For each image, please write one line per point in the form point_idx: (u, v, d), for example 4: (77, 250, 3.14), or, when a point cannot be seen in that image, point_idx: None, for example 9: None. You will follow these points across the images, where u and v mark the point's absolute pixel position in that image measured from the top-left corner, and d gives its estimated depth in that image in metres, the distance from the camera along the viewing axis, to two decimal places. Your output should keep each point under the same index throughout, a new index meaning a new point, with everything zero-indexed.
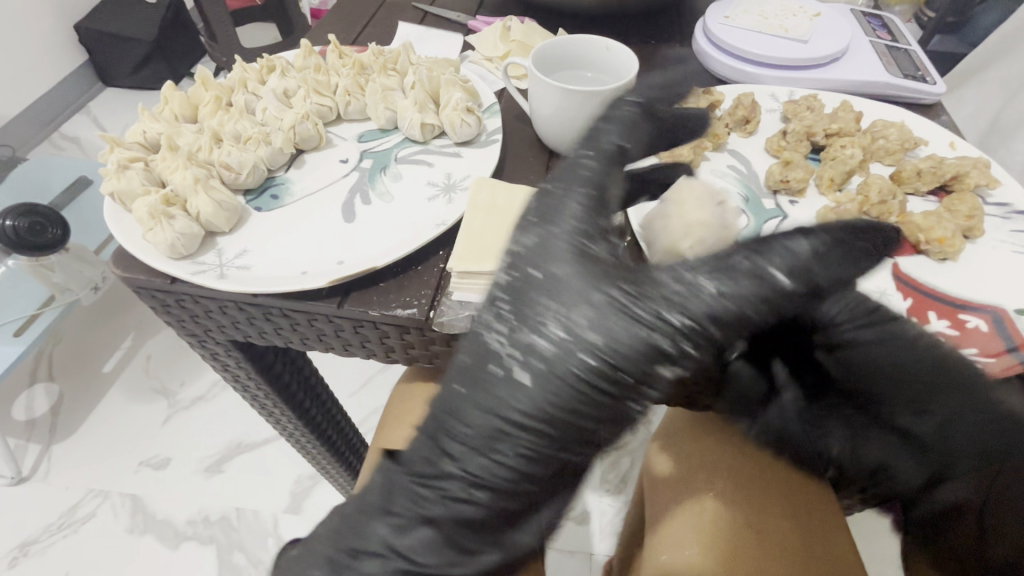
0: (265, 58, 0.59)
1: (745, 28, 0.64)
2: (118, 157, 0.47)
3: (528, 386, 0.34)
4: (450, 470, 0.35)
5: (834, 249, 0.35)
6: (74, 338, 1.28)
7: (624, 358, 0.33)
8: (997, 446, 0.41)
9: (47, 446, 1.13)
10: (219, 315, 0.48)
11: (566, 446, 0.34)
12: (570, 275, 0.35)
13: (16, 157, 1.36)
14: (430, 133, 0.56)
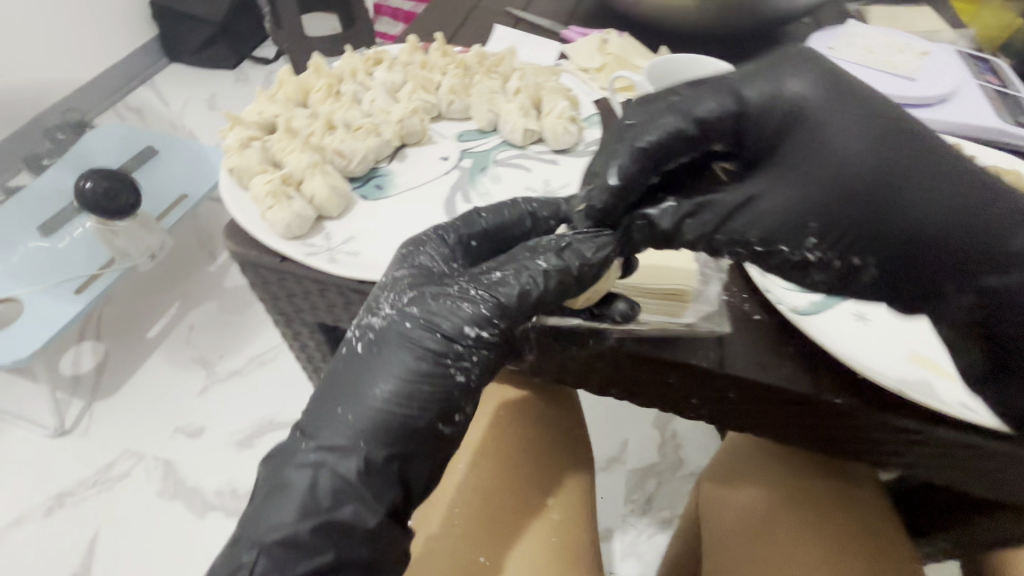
0: (373, 51, 0.61)
1: (851, 62, 0.63)
2: (239, 135, 0.49)
3: (369, 361, 0.40)
4: (327, 437, 0.39)
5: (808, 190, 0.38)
6: (122, 301, 1.28)
7: (436, 325, 0.39)
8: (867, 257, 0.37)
9: (89, 403, 1.13)
10: (317, 297, 0.49)
11: (418, 401, 0.39)
12: (401, 277, 0.42)
13: (85, 122, 1.40)
14: (530, 139, 0.57)
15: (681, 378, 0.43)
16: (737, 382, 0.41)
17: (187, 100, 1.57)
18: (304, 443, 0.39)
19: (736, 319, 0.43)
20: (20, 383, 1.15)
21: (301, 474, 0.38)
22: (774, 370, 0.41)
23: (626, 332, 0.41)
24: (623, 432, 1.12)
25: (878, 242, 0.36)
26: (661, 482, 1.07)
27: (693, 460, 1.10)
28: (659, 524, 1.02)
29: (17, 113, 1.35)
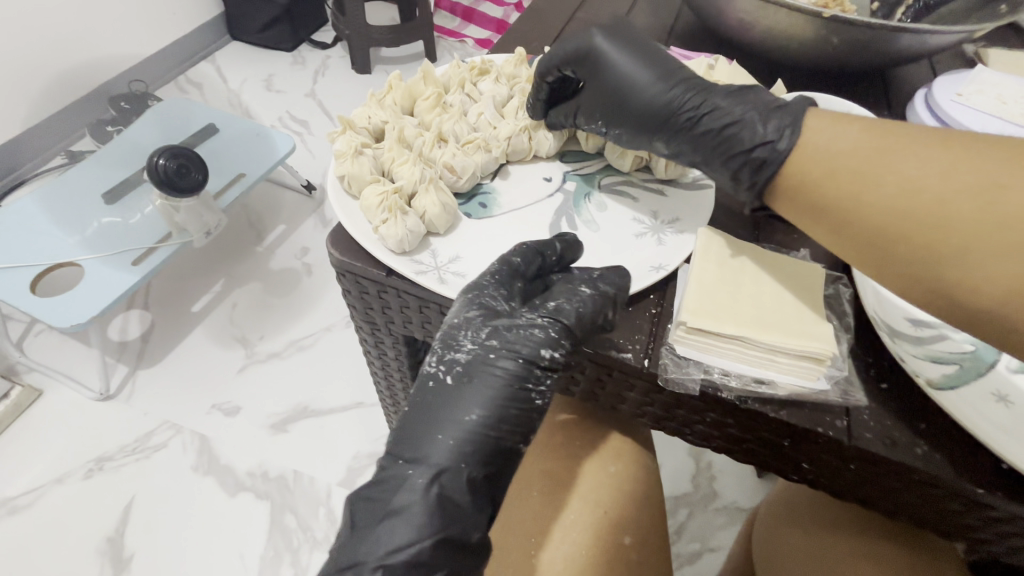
0: (478, 60, 0.59)
1: (981, 110, 0.59)
2: (350, 141, 0.48)
3: (461, 393, 0.41)
4: (422, 462, 0.40)
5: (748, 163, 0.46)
6: (174, 274, 1.26)
7: (522, 352, 0.41)
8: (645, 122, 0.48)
9: (134, 370, 1.12)
10: (413, 312, 0.48)
11: (503, 422, 0.40)
12: (472, 311, 0.42)
13: (151, 95, 1.42)
14: (637, 166, 0.54)
15: (799, 443, 0.40)
16: (863, 457, 0.39)
17: (245, 80, 1.57)
18: (404, 465, 0.40)
19: (866, 388, 0.40)
20: (70, 343, 1.15)
21: (402, 495, 0.39)
22: (908, 449, 0.38)
23: (747, 392, 0.39)
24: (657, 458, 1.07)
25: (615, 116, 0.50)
26: (692, 513, 1.02)
27: (727, 494, 1.04)
28: (688, 555, 0.97)
29: (88, 79, 1.37)
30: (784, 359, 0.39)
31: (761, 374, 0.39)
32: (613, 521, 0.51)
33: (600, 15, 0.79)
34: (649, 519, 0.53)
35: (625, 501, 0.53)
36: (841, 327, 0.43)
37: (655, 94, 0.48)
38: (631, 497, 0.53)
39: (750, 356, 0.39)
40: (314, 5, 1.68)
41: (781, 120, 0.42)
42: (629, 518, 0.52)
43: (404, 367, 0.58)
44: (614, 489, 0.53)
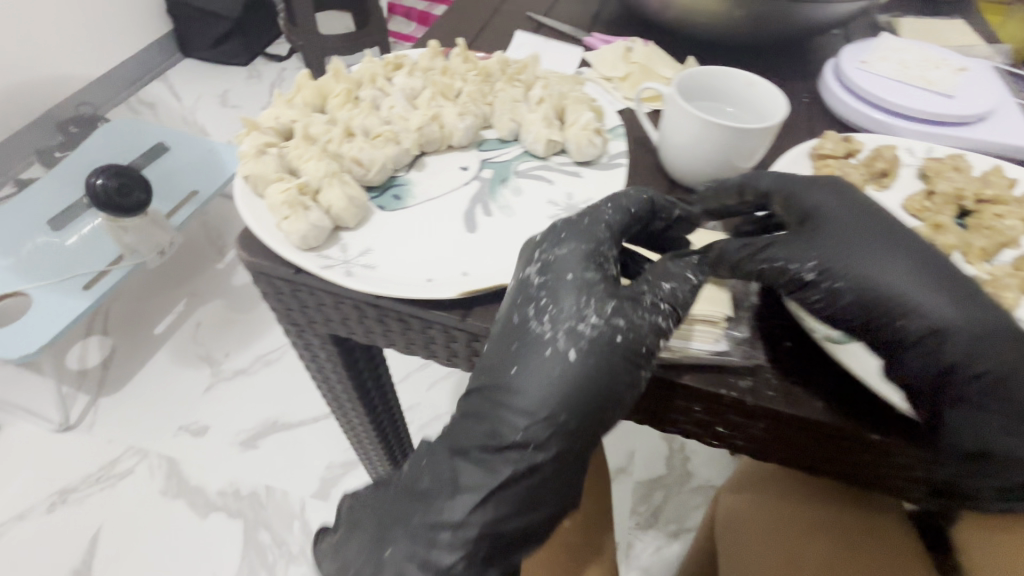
0: (393, 55, 0.59)
1: (886, 76, 0.61)
2: (255, 141, 0.48)
3: (570, 363, 0.37)
4: (505, 433, 0.37)
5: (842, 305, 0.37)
6: (132, 297, 1.23)
7: (638, 336, 0.37)
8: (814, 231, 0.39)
9: (95, 399, 1.09)
10: (331, 310, 0.47)
11: (605, 405, 0.37)
12: (592, 278, 0.39)
13: (100, 117, 1.38)
14: (553, 150, 0.55)
15: (710, 407, 0.41)
16: (770, 415, 0.39)
17: (199, 96, 1.54)
18: (488, 435, 0.38)
19: (770, 346, 0.41)
20: (24, 375, 1.10)
21: (488, 465, 0.38)
22: (810, 402, 0.39)
23: (650, 359, 0.40)
24: (631, 442, 1.07)
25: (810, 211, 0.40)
26: (668, 495, 1.02)
27: (701, 474, 1.05)
28: (666, 537, 0.97)
29: (32, 106, 1.33)
30: (687, 325, 0.40)
31: (664, 341, 0.40)
32: None
33: (532, 8, 0.80)
34: (584, 500, 0.55)
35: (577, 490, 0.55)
36: (748, 291, 0.44)
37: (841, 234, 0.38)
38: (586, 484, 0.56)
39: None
40: (266, 17, 1.64)
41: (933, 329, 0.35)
42: None
43: (339, 367, 0.58)
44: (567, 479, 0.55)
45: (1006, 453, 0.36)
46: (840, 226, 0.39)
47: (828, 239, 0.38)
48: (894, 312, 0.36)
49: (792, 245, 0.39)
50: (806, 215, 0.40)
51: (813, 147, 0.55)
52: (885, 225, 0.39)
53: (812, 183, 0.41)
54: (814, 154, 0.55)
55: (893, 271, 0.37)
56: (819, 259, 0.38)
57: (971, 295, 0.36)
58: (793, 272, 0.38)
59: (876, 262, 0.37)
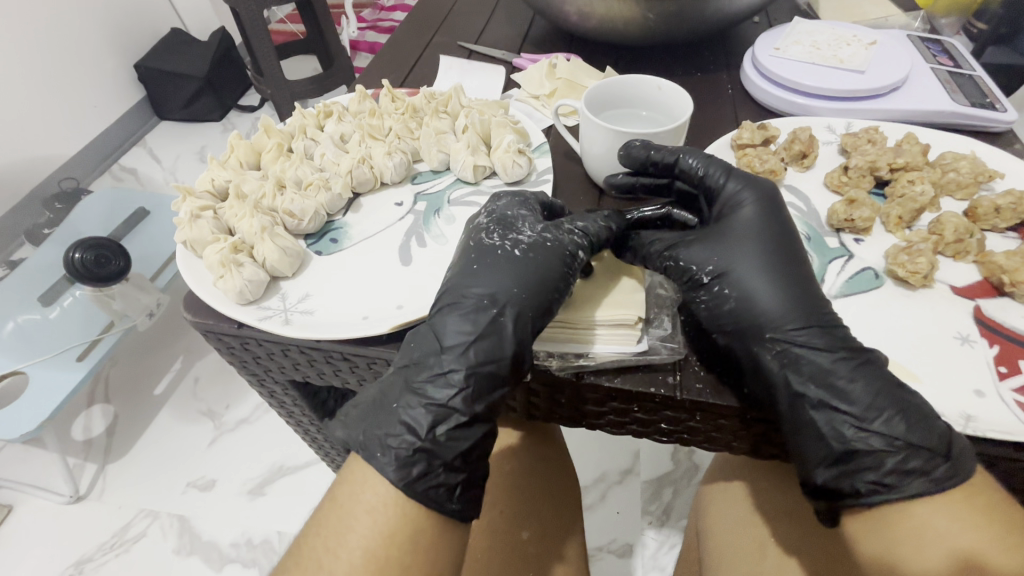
0: (322, 104, 0.62)
1: (798, 60, 0.63)
2: (191, 207, 0.50)
3: (517, 261, 0.43)
4: (461, 315, 0.41)
5: (723, 307, 0.41)
6: (131, 361, 1.19)
7: (563, 241, 0.43)
8: (723, 241, 0.43)
9: (103, 465, 1.05)
10: (281, 357, 0.49)
11: (549, 291, 0.41)
12: (527, 215, 0.46)
13: (82, 188, 1.38)
14: (482, 175, 0.56)
15: (644, 406, 0.42)
16: (700, 407, 0.41)
17: (178, 155, 1.55)
18: (446, 318, 0.41)
19: (695, 340, 0.43)
20: (31, 452, 1.08)
21: (449, 335, 0.40)
22: (735, 392, 0.40)
23: (573, 368, 0.41)
24: (634, 441, 1.00)
25: (725, 222, 0.44)
26: (677, 490, 0.95)
27: (708, 464, 0.99)
28: (680, 535, 0.91)
29: (17, 186, 1.32)
30: (608, 331, 0.42)
31: (582, 350, 0.42)
32: (508, 520, 0.53)
33: (468, 35, 0.82)
34: (547, 506, 0.57)
35: (547, 509, 0.56)
36: (674, 288, 0.46)
37: (748, 247, 0.42)
38: (557, 504, 0.57)
39: (563, 332, 0.42)
40: (235, 71, 1.66)
41: (798, 335, 0.39)
42: (525, 511, 0.55)
43: (304, 408, 0.60)
44: (538, 494, 0.57)
45: (865, 445, 0.37)
46: (752, 239, 0.43)
47: (736, 246, 0.42)
48: (771, 322, 0.40)
49: (702, 246, 0.43)
50: (730, 217, 0.45)
51: (732, 139, 0.57)
52: (788, 250, 0.43)
53: (748, 185, 0.45)
54: (733, 145, 0.56)
55: (775, 289, 0.41)
56: (719, 264, 0.42)
57: (834, 323, 0.40)
58: (692, 272, 0.42)
59: (758, 279, 0.41)
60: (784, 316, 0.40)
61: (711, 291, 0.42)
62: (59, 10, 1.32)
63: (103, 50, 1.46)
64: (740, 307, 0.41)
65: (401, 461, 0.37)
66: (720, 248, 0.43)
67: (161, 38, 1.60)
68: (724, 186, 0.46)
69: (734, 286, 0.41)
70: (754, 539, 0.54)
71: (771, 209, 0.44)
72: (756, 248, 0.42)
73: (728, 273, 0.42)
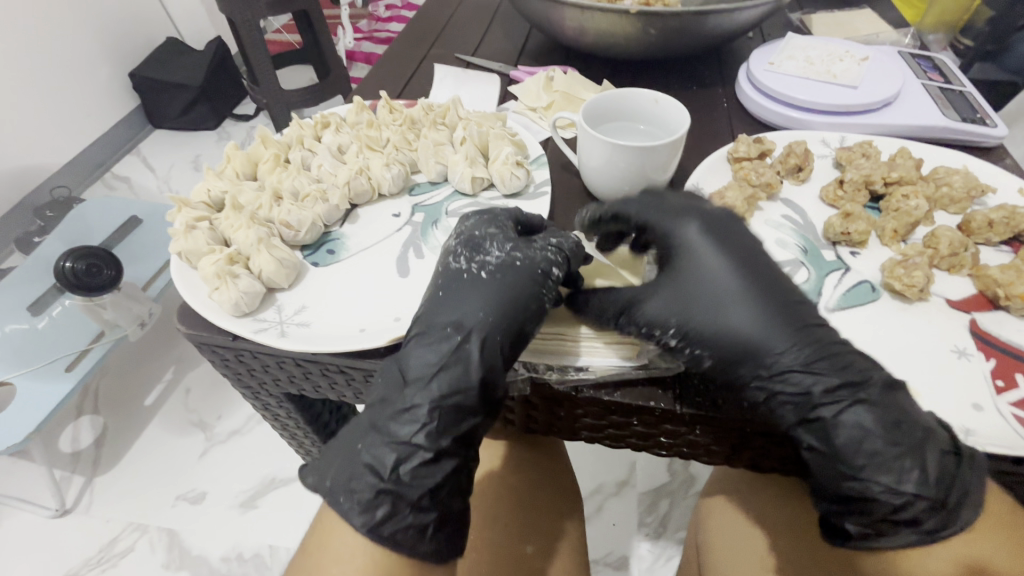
0: (320, 115, 0.62)
1: (792, 74, 0.64)
2: (186, 218, 0.50)
3: (484, 284, 0.42)
4: (426, 345, 0.40)
5: (704, 361, 0.40)
6: (121, 371, 1.17)
7: (530, 262, 0.43)
8: (682, 291, 0.41)
9: (90, 478, 1.03)
10: (276, 369, 0.48)
11: (520, 313, 0.41)
12: (493, 231, 0.45)
13: (74, 197, 1.37)
14: (480, 186, 0.56)
15: (644, 420, 0.42)
16: (700, 421, 0.40)
17: (173, 164, 1.54)
18: (412, 351, 0.41)
19: None
20: (18, 465, 1.05)
21: (413, 368, 0.40)
22: (735, 405, 0.40)
23: (571, 382, 0.41)
24: (630, 452, 1.00)
25: (672, 269, 0.43)
26: (674, 502, 0.95)
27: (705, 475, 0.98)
28: (676, 547, 0.90)
29: (7, 194, 1.31)
30: (603, 343, 0.42)
31: (580, 361, 0.41)
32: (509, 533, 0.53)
33: (465, 47, 0.82)
34: (547, 520, 0.56)
35: (547, 525, 0.55)
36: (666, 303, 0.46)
37: (712, 288, 0.41)
38: (556, 519, 0.57)
39: (553, 345, 0.42)
40: (231, 80, 1.66)
41: (797, 361, 0.39)
42: (528, 526, 0.54)
43: (300, 420, 0.59)
44: (538, 509, 0.56)
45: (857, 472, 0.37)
46: (711, 283, 0.41)
47: (694, 296, 0.41)
48: (763, 356, 0.39)
49: (663, 304, 0.41)
50: (678, 257, 0.43)
51: (728, 152, 0.57)
52: (757, 278, 0.41)
53: (685, 220, 0.44)
54: (730, 158, 0.57)
55: (751, 327, 0.40)
56: (681, 321, 0.40)
57: (823, 344, 0.39)
58: (655, 336, 0.40)
59: (736, 319, 0.40)
60: (764, 349, 0.39)
61: (683, 345, 0.40)
62: (53, 19, 1.31)
63: (98, 58, 1.45)
64: (723, 351, 0.40)
65: (363, 505, 0.37)
66: (676, 299, 0.41)
67: (157, 48, 1.59)
68: (662, 228, 0.44)
69: (698, 339, 0.40)
70: (751, 548, 0.54)
71: (720, 240, 0.43)
72: (714, 290, 0.41)
73: (696, 328, 0.40)
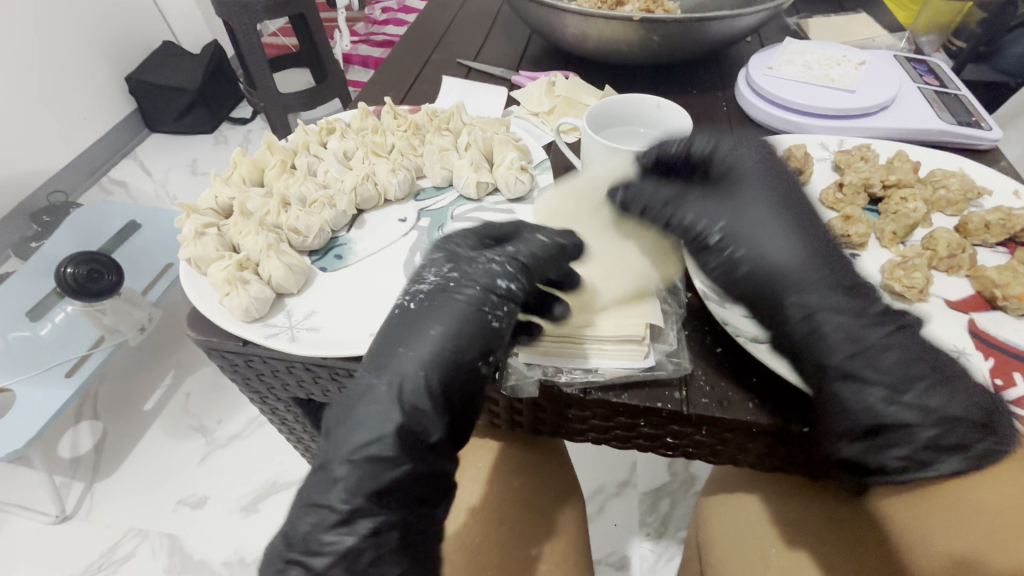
0: (325, 120, 0.62)
1: (790, 79, 0.65)
2: (194, 224, 0.50)
3: (426, 315, 0.40)
4: (369, 403, 0.38)
5: (741, 267, 0.41)
6: (122, 376, 1.17)
7: (471, 287, 0.41)
8: (733, 203, 0.44)
9: (90, 484, 1.03)
10: (286, 374, 0.49)
11: (469, 339, 0.40)
12: (432, 258, 0.44)
13: (72, 202, 1.36)
14: (485, 191, 0.57)
15: (652, 421, 0.43)
16: (706, 421, 0.41)
17: (170, 168, 1.54)
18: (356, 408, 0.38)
19: (696, 355, 0.44)
20: (17, 471, 1.05)
21: (357, 431, 0.38)
22: (742, 406, 0.41)
23: (583, 383, 0.42)
24: (631, 453, 1.01)
25: (727, 189, 0.45)
26: (675, 502, 0.96)
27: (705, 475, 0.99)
28: (678, 547, 0.91)
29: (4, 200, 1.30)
30: (614, 344, 0.42)
31: (590, 364, 0.42)
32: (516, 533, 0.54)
33: (466, 53, 0.83)
34: (553, 520, 0.57)
35: (554, 525, 0.56)
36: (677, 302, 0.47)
37: (756, 210, 0.44)
38: (561, 519, 0.57)
39: (562, 347, 0.43)
40: (229, 84, 1.66)
41: (834, 289, 0.40)
42: (534, 527, 0.55)
43: (307, 424, 0.60)
44: (544, 511, 0.57)
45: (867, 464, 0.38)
46: (757, 205, 0.44)
47: (741, 209, 0.44)
48: (800, 279, 0.41)
49: (713, 209, 0.43)
50: (728, 180, 0.46)
51: None
52: (797, 211, 0.45)
53: (744, 155, 0.47)
54: None
55: (792, 253, 0.41)
56: (729, 225, 0.43)
57: (852, 276, 0.42)
58: (701, 232, 0.43)
59: (773, 239, 0.42)
60: (805, 275, 0.41)
61: (728, 249, 0.42)
62: (49, 24, 1.32)
63: (95, 63, 1.45)
64: (763, 265, 0.41)
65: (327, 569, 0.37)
66: (727, 210, 0.43)
67: (155, 52, 1.59)
68: (716, 155, 0.47)
69: (744, 248, 0.42)
70: (756, 545, 0.55)
71: (772, 177, 0.46)
72: (762, 212, 0.44)
73: (740, 235, 0.42)
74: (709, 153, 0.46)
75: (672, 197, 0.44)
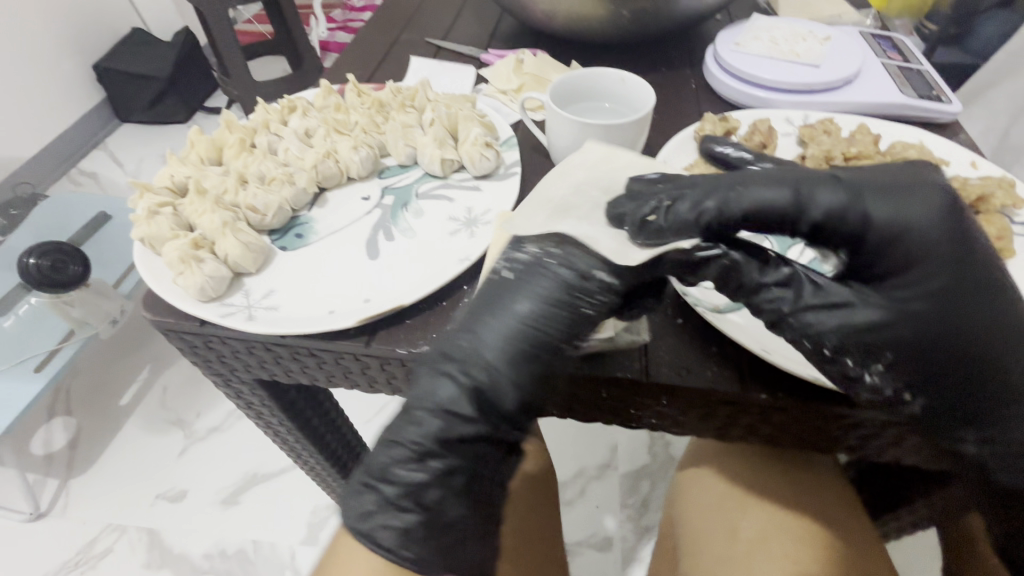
0: (287, 99, 0.61)
1: (757, 55, 0.65)
2: (148, 203, 0.49)
3: (511, 345, 0.37)
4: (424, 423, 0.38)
5: (919, 392, 0.35)
6: (94, 371, 1.14)
7: (556, 311, 0.37)
8: (920, 323, 0.34)
9: (65, 480, 1.01)
10: (246, 355, 0.48)
11: (556, 360, 0.37)
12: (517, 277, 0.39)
13: (39, 193, 1.32)
14: (450, 168, 0.56)
15: (612, 392, 0.43)
16: (665, 390, 0.41)
17: (142, 158, 1.50)
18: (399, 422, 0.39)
19: (660, 326, 0.44)
20: None
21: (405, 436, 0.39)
22: (700, 373, 0.41)
23: None
24: (612, 436, 1.02)
25: (899, 289, 0.35)
26: (656, 482, 0.97)
27: None
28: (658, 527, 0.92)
29: None
30: None
31: None
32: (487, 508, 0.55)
33: (436, 32, 0.81)
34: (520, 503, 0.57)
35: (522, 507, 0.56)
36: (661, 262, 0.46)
37: (945, 315, 0.34)
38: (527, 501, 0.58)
39: None
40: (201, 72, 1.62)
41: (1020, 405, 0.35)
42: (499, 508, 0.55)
43: (276, 410, 0.59)
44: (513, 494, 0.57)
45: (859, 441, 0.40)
46: (945, 307, 0.34)
47: (922, 322, 0.34)
48: (984, 402, 0.35)
49: (887, 332, 0.35)
50: (893, 270, 0.35)
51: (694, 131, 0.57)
52: (990, 303, 0.35)
53: (916, 215, 0.34)
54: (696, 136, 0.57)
55: (989, 372, 0.35)
56: (905, 353, 0.35)
57: None
58: (868, 364, 0.35)
59: (961, 358, 0.35)
60: (985, 397, 0.35)
61: (905, 378, 0.35)
62: (9, 8, 1.27)
63: (60, 51, 1.40)
64: (944, 389, 0.35)
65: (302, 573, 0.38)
66: (913, 333, 0.34)
67: (122, 38, 1.54)
68: (867, 225, 0.34)
69: (921, 377, 0.35)
70: (725, 521, 0.56)
71: (958, 249, 0.34)
72: (953, 320, 0.34)
73: (921, 363, 0.35)
74: (857, 229, 0.35)
75: (820, 305, 0.35)
